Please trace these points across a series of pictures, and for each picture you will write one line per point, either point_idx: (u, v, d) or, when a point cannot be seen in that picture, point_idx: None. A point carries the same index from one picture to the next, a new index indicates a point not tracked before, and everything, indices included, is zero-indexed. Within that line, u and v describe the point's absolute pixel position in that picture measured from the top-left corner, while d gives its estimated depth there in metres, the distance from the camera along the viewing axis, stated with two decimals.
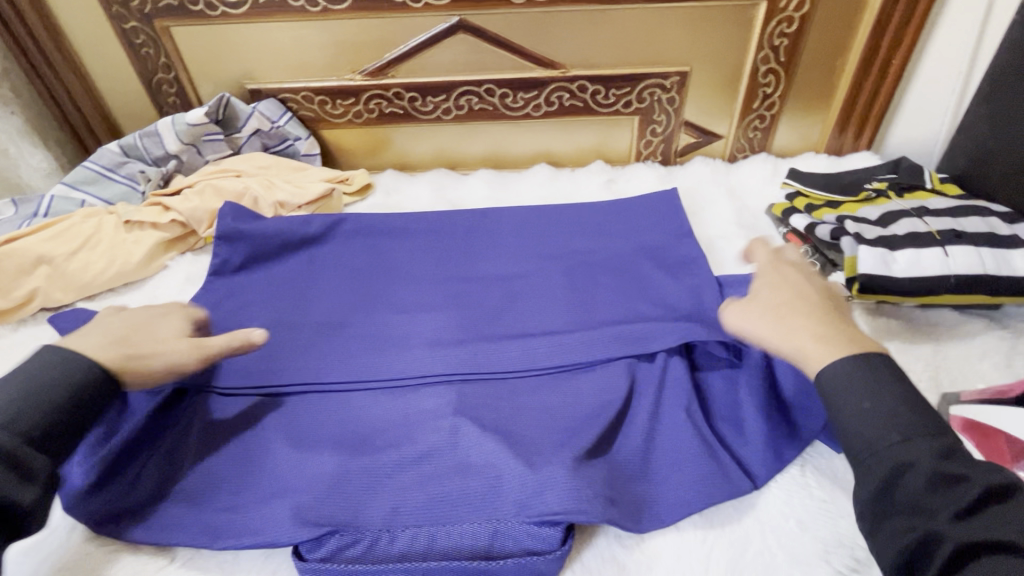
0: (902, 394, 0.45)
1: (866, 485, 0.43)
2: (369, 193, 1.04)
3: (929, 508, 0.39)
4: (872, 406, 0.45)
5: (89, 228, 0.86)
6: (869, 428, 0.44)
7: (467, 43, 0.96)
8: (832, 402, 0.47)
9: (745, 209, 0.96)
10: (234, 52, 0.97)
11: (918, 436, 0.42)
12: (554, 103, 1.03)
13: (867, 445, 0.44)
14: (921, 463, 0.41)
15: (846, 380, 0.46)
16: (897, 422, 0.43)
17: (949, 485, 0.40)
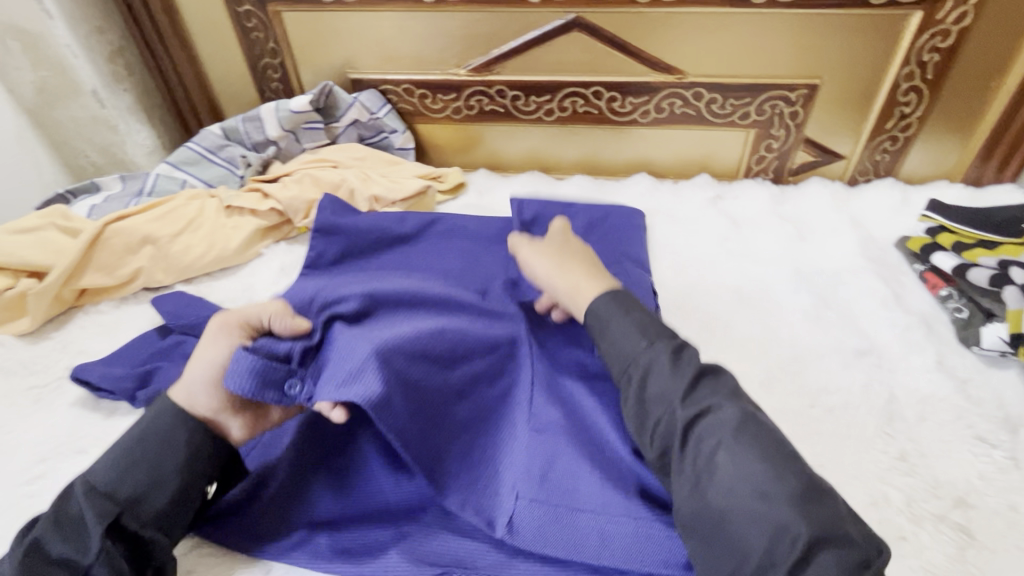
0: (649, 316, 0.58)
1: (653, 386, 0.53)
2: (462, 192, 1.01)
3: (687, 408, 0.50)
4: (636, 321, 0.57)
5: (192, 211, 0.85)
6: (626, 343, 0.56)
7: (579, 42, 0.91)
8: (600, 330, 0.58)
9: (870, 239, 0.87)
10: (341, 40, 0.96)
11: (675, 342, 0.55)
12: (664, 110, 0.97)
13: (627, 350, 0.56)
14: (661, 361, 0.54)
15: (604, 311, 0.58)
16: (643, 333, 0.56)
17: (693, 382, 0.52)
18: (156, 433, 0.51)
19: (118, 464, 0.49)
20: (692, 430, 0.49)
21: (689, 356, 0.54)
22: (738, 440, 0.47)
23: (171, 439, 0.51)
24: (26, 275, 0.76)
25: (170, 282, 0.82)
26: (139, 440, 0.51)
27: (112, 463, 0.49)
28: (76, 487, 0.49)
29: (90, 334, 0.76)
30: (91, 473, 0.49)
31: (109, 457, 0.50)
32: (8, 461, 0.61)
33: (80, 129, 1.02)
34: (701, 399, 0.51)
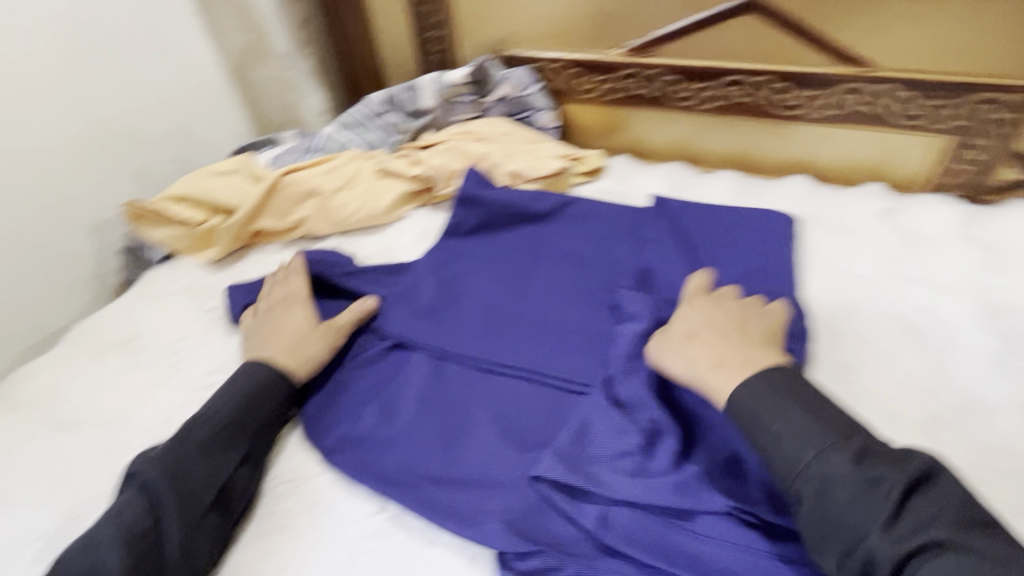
0: (815, 408, 0.48)
1: (845, 517, 0.42)
2: (600, 176, 0.99)
3: (890, 548, 0.40)
4: (796, 418, 0.47)
5: (352, 170, 0.92)
6: (789, 444, 0.47)
7: (751, 26, 0.84)
8: (747, 420, 0.50)
9: None
10: (503, 16, 0.98)
11: (847, 437, 0.45)
12: (839, 106, 0.87)
13: (784, 456, 0.47)
14: (837, 472, 0.44)
15: (755, 401, 0.50)
16: (811, 437, 0.46)
17: (898, 506, 0.41)
18: (254, 387, 0.62)
19: (221, 404, 0.60)
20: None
21: (879, 465, 0.43)
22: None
23: (269, 388, 0.63)
24: (217, 212, 0.89)
25: (326, 233, 0.91)
26: (244, 391, 0.62)
27: (224, 406, 0.60)
28: (195, 422, 0.58)
29: (259, 271, 0.87)
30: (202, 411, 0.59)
31: (223, 398, 0.61)
32: (190, 367, 0.73)
33: (269, 89, 1.15)
34: (900, 524, 0.41)
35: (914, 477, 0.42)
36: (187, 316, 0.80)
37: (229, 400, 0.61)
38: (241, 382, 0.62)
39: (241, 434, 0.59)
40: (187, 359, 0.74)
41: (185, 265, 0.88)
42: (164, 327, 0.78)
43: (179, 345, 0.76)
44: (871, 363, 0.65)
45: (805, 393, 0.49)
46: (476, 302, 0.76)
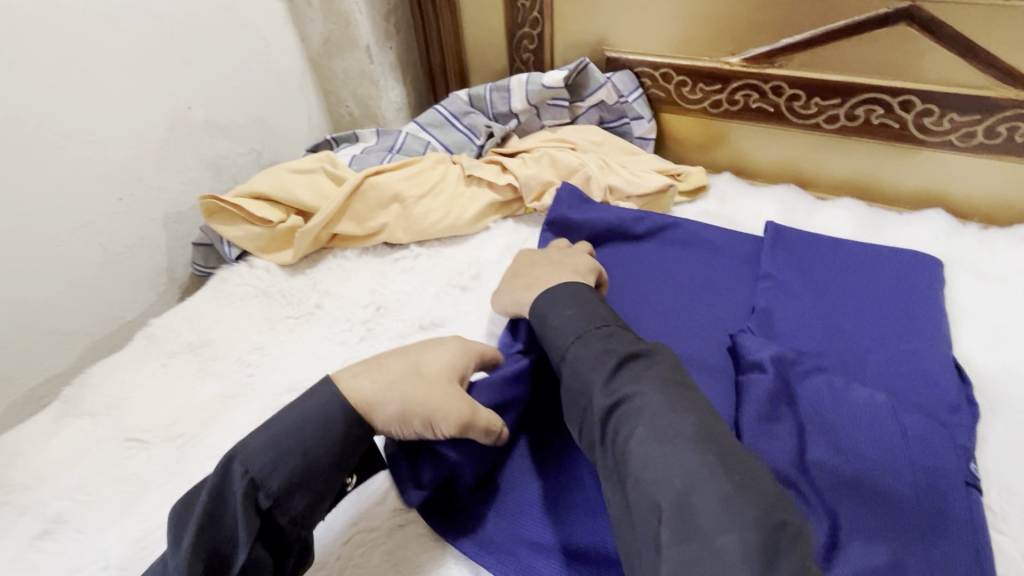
0: (597, 312, 0.55)
1: (577, 381, 0.49)
2: (702, 195, 0.90)
3: (601, 402, 0.46)
4: (572, 311, 0.55)
5: (437, 175, 0.86)
6: (566, 330, 0.53)
7: (903, 38, 0.74)
8: (543, 316, 0.57)
9: None
10: (609, 15, 0.90)
11: (610, 329, 0.52)
12: (998, 135, 0.75)
13: (558, 345, 0.53)
14: (591, 348, 0.50)
15: (549, 305, 0.57)
16: (579, 325, 0.53)
17: (616, 368, 0.48)
18: (314, 429, 0.49)
19: (281, 450, 0.47)
20: (610, 426, 0.46)
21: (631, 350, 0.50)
22: (649, 438, 0.42)
23: (328, 430, 0.49)
24: (294, 213, 0.84)
25: (406, 241, 0.85)
26: (299, 431, 0.48)
27: (262, 446, 0.47)
28: (229, 466, 0.47)
29: (335, 278, 0.81)
30: (239, 446, 0.48)
31: (267, 436, 0.48)
32: (264, 381, 0.68)
33: (347, 81, 1.10)
34: (624, 386, 0.47)
35: (665, 386, 0.46)
36: (261, 323, 0.76)
37: (302, 445, 0.48)
38: (318, 422, 0.49)
39: (275, 490, 0.46)
40: (261, 372, 0.69)
41: (259, 266, 0.83)
42: (237, 334, 0.74)
43: (252, 356, 0.71)
44: None
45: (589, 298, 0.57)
46: None
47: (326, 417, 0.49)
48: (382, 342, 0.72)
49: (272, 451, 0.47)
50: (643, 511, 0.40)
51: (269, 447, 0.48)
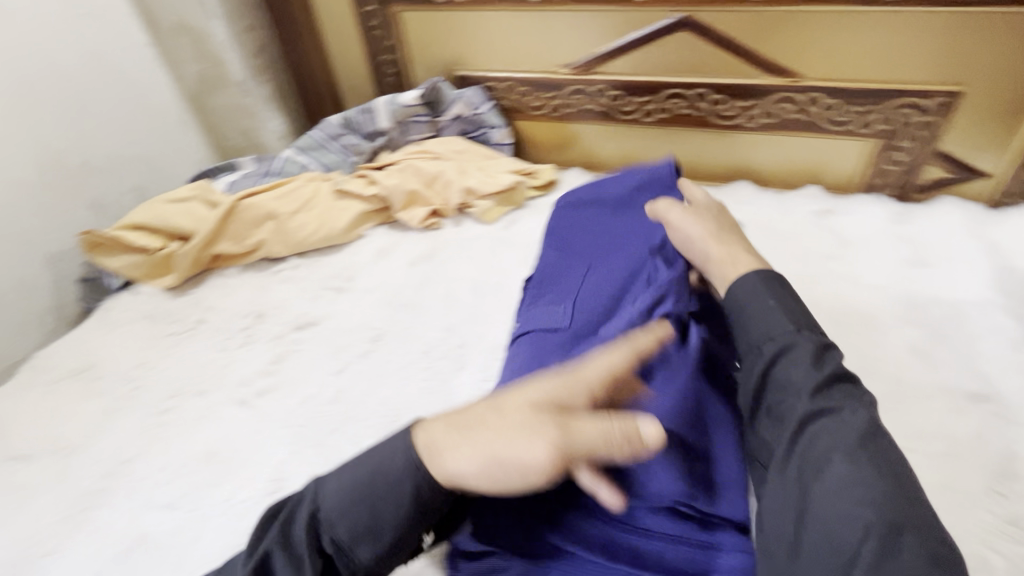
0: (801, 310, 0.55)
1: (780, 382, 0.50)
2: (553, 189, 1.02)
3: (802, 404, 0.47)
4: (773, 302, 0.55)
5: (309, 192, 0.94)
6: (772, 322, 0.54)
7: (686, 42, 0.89)
8: (747, 310, 0.56)
9: (1009, 272, 0.77)
10: (453, 40, 1.01)
11: (801, 328, 0.53)
12: (774, 115, 0.91)
13: (747, 334, 0.55)
14: (799, 350, 0.51)
15: (749, 293, 0.57)
16: (787, 319, 0.54)
17: (827, 382, 0.48)
18: (392, 479, 0.46)
19: (347, 498, 0.46)
20: (802, 436, 0.46)
21: (795, 357, 0.50)
22: (844, 460, 0.43)
23: (399, 493, 0.46)
24: (175, 238, 0.90)
25: (285, 254, 0.92)
26: (375, 482, 0.46)
27: (341, 501, 0.46)
28: (303, 510, 0.46)
29: (217, 294, 0.88)
30: (318, 495, 0.47)
31: (342, 485, 0.47)
32: (146, 392, 0.74)
33: (228, 115, 1.17)
34: (832, 400, 0.47)
35: (874, 415, 0.47)
36: (144, 342, 0.81)
37: (386, 501, 0.46)
38: (396, 477, 0.46)
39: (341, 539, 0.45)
40: (144, 384, 0.75)
41: (144, 291, 0.88)
42: (120, 354, 0.79)
43: (136, 371, 0.76)
44: None
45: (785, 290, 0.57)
46: (433, 319, 0.79)
47: (394, 451, 0.47)
48: (260, 345, 0.78)
49: (356, 502, 0.46)
50: (824, 557, 0.40)
51: (343, 500, 0.46)
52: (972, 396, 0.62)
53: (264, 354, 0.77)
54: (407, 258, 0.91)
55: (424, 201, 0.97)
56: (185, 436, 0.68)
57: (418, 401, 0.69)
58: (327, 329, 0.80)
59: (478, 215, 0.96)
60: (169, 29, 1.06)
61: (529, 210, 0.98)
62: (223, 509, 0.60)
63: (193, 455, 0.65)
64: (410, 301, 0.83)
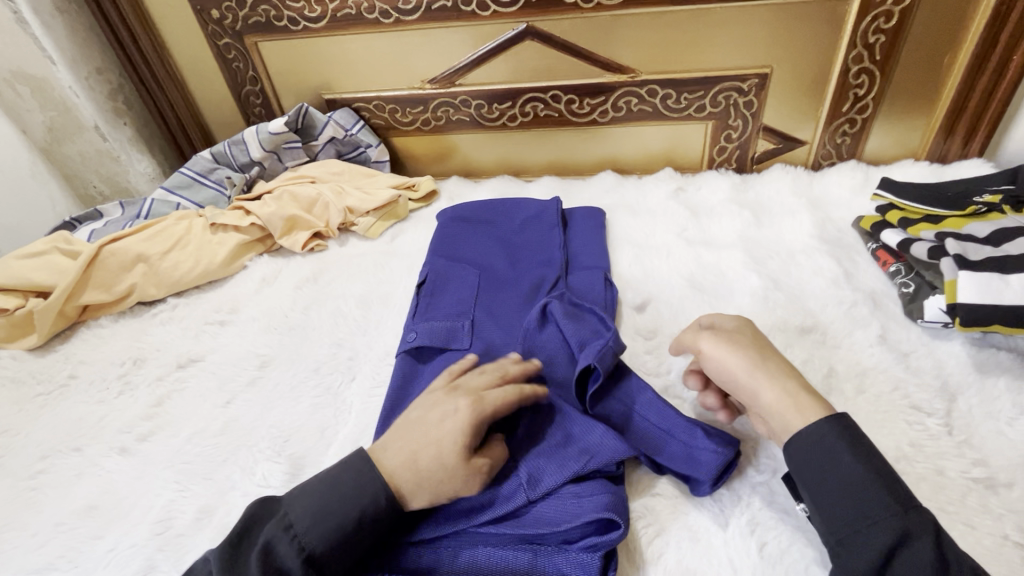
0: (883, 467, 0.47)
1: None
2: (435, 199, 1.06)
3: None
4: (838, 479, 0.48)
5: (180, 229, 0.93)
6: (854, 510, 0.46)
7: (532, 50, 0.96)
8: (808, 473, 0.49)
9: (827, 221, 0.89)
10: (314, 65, 1.03)
11: (898, 515, 0.45)
12: (622, 108, 1.00)
13: (847, 521, 0.46)
14: (907, 549, 0.43)
15: (825, 445, 0.49)
16: (875, 500, 0.46)
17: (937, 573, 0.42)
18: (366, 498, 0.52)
19: (322, 507, 0.51)
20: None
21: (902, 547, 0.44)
22: None
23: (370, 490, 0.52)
24: (34, 295, 0.85)
25: (163, 296, 0.89)
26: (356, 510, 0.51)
27: (315, 508, 0.51)
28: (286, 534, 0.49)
29: (89, 346, 0.83)
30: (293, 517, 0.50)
31: (310, 503, 0.51)
32: (13, 459, 0.69)
33: (87, 163, 1.11)
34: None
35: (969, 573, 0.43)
36: (8, 408, 0.75)
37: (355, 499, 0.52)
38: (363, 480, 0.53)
39: (326, 552, 0.49)
40: (9, 452, 0.70)
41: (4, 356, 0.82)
42: None
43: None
44: (666, 317, 0.76)
45: (866, 444, 0.49)
46: (322, 337, 0.80)
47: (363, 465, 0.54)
48: (140, 391, 0.75)
49: (335, 522, 0.50)
50: None
51: (317, 510, 0.51)
52: (799, 328, 0.71)
53: (144, 399, 0.74)
54: (293, 282, 0.91)
55: (305, 225, 0.97)
56: (61, 496, 0.64)
57: (310, 417, 0.69)
58: (212, 363, 0.78)
59: (361, 231, 0.97)
60: (4, 79, 1.00)
61: (412, 220, 1.01)
62: (107, 561, 0.57)
63: (70, 513, 0.62)
64: (298, 323, 0.83)
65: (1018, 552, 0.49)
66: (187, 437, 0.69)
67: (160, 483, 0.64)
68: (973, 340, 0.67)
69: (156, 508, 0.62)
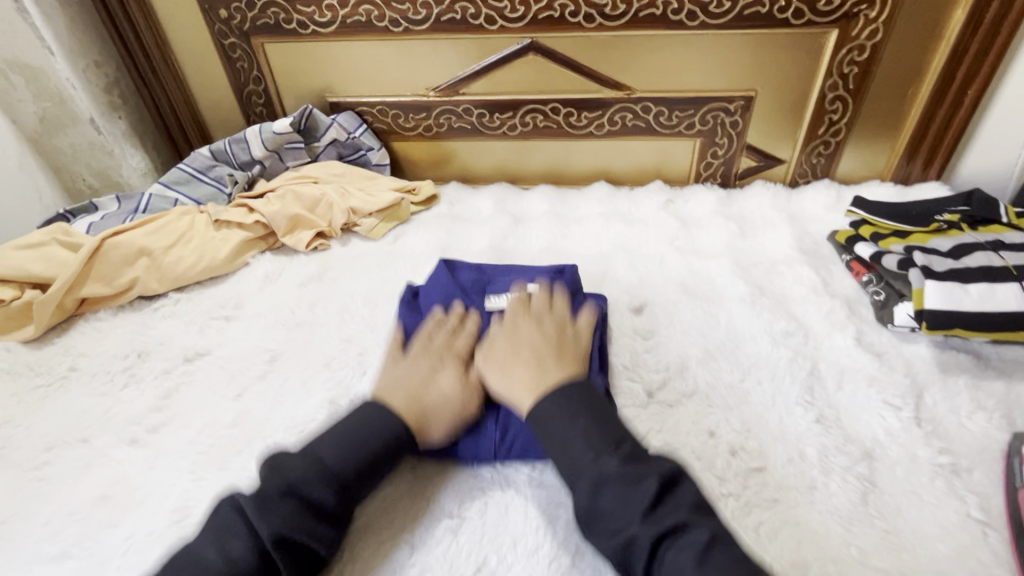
0: (594, 415, 0.56)
1: (603, 503, 0.50)
2: (434, 203, 1.09)
3: (649, 531, 0.47)
4: (582, 425, 0.55)
5: (184, 225, 0.93)
6: (575, 451, 0.54)
7: (536, 64, 1.01)
8: (548, 435, 0.56)
9: (805, 234, 0.96)
10: (320, 69, 1.05)
11: (619, 445, 0.54)
12: (617, 123, 1.06)
13: (573, 464, 0.54)
14: (615, 472, 0.51)
15: (554, 417, 0.56)
16: (594, 442, 0.54)
17: (654, 504, 0.49)
18: (361, 428, 0.58)
19: (344, 446, 0.56)
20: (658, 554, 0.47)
21: (645, 472, 0.51)
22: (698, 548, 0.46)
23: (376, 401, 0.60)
24: (30, 287, 0.84)
25: (164, 290, 0.89)
26: (361, 428, 0.57)
27: (336, 447, 0.56)
28: (300, 455, 0.55)
29: (88, 339, 0.82)
30: (317, 450, 0.55)
31: (333, 440, 0.56)
32: (16, 451, 0.68)
33: (79, 155, 1.10)
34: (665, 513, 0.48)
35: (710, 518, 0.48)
36: (6, 400, 0.74)
37: (366, 440, 0.57)
38: (368, 427, 0.58)
39: (344, 471, 0.54)
40: (11, 443, 0.69)
41: None
42: None
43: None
44: (661, 315, 0.81)
45: (591, 399, 0.58)
46: (332, 333, 0.82)
47: (361, 416, 0.59)
48: (147, 383, 0.75)
49: (335, 438, 0.57)
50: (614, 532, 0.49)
51: (337, 452, 0.55)
52: (784, 332, 0.77)
53: (152, 392, 0.74)
54: (299, 279, 0.92)
55: (309, 224, 0.99)
56: (69, 488, 0.63)
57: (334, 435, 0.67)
58: (219, 357, 0.79)
59: (363, 232, 0.99)
60: None
61: (413, 222, 1.03)
62: (124, 549, 0.57)
63: (82, 503, 0.61)
64: (305, 320, 0.84)
65: (980, 528, 0.55)
66: (198, 428, 0.69)
67: (174, 470, 0.64)
68: (937, 343, 0.75)
69: (171, 496, 0.62)
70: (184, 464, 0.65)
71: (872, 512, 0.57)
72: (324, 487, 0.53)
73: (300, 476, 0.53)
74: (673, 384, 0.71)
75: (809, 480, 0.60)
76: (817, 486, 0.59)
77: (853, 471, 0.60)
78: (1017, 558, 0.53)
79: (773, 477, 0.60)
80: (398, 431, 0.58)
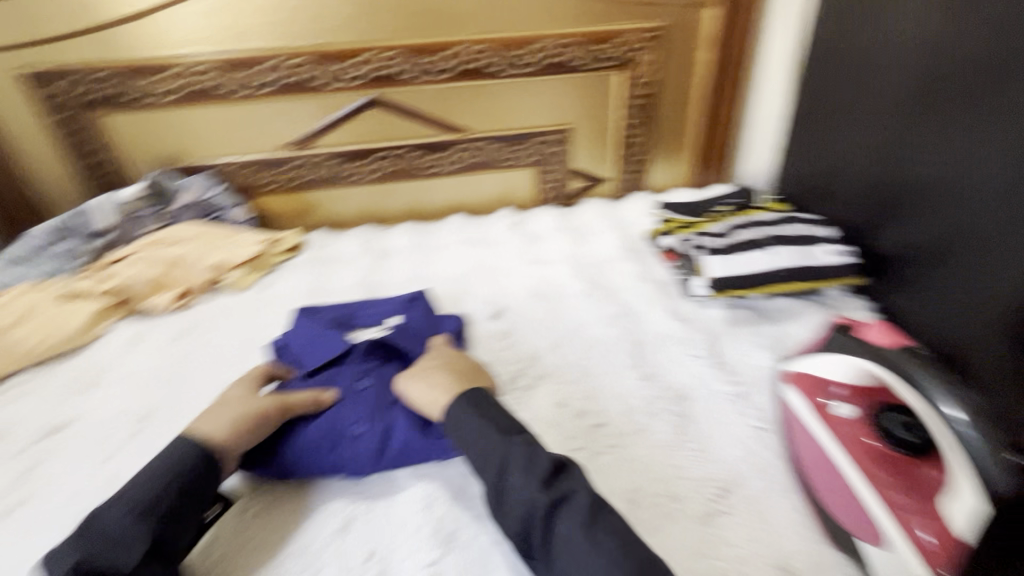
0: (500, 414, 0.61)
1: (508, 484, 0.54)
2: (301, 251, 1.14)
3: (546, 497, 0.52)
4: (492, 419, 0.60)
5: (25, 304, 0.91)
6: (483, 442, 0.58)
7: (380, 115, 1.12)
8: (460, 436, 0.60)
9: (627, 236, 1.15)
10: (165, 136, 1.08)
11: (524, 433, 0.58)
12: (461, 161, 1.20)
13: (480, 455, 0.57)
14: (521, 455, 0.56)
15: (465, 419, 0.60)
16: (501, 432, 0.58)
17: (552, 476, 0.54)
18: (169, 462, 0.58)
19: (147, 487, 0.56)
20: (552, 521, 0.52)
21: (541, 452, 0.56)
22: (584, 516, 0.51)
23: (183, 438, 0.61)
24: None
25: (9, 370, 0.86)
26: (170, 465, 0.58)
27: (145, 489, 0.55)
28: (111, 505, 0.54)
29: None
30: (125, 494, 0.55)
31: (142, 482, 0.56)
32: None
33: None
34: (557, 487, 0.53)
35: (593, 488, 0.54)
36: None
37: (171, 476, 0.57)
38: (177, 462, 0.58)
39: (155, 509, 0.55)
40: None
41: None
42: None
43: None
44: (515, 318, 0.94)
45: (496, 400, 0.63)
46: (206, 382, 0.83)
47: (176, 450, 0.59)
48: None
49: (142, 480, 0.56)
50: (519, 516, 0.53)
51: (143, 491, 0.55)
52: (614, 315, 0.93)
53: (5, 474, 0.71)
54: (164, 338, 0.92)
55: (170, 285, 0.99)
56: None
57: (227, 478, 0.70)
58: (81, 426, 0.77)
59: (229, 286, 1.02)
60: None
61: (280, 270, 1.08)
62: None
63: None
64: (175, 376, 0.85)
65: (760, 433, 0.72)
66: (65, 496, 0.68)
67: (40, 541, 0.63)
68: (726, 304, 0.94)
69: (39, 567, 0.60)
70: (52, 532, 0.63)
71: (684, 438, 0.71)
72: (132, 525, 0.53)
73: (110, 524, 0.53)
74: (528, 370, 0.83)
75: (638, 424, 0.73)
76: (644, 427, 0.73)
77: (670, 410, 0.75)
78: (784, 448, 0.69)
79: (610, 428, 0.73)
80: (203, 458, 0.59)
